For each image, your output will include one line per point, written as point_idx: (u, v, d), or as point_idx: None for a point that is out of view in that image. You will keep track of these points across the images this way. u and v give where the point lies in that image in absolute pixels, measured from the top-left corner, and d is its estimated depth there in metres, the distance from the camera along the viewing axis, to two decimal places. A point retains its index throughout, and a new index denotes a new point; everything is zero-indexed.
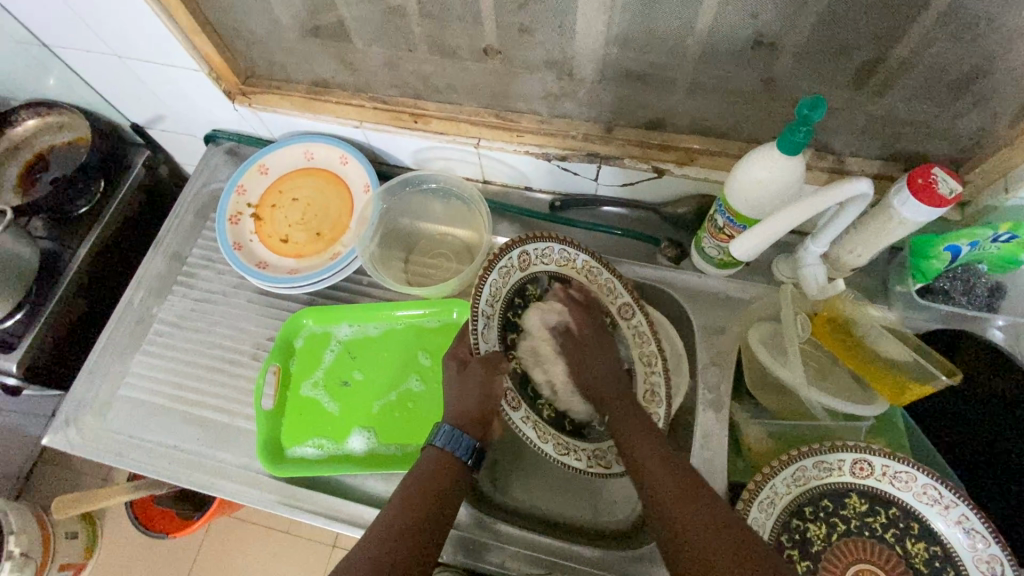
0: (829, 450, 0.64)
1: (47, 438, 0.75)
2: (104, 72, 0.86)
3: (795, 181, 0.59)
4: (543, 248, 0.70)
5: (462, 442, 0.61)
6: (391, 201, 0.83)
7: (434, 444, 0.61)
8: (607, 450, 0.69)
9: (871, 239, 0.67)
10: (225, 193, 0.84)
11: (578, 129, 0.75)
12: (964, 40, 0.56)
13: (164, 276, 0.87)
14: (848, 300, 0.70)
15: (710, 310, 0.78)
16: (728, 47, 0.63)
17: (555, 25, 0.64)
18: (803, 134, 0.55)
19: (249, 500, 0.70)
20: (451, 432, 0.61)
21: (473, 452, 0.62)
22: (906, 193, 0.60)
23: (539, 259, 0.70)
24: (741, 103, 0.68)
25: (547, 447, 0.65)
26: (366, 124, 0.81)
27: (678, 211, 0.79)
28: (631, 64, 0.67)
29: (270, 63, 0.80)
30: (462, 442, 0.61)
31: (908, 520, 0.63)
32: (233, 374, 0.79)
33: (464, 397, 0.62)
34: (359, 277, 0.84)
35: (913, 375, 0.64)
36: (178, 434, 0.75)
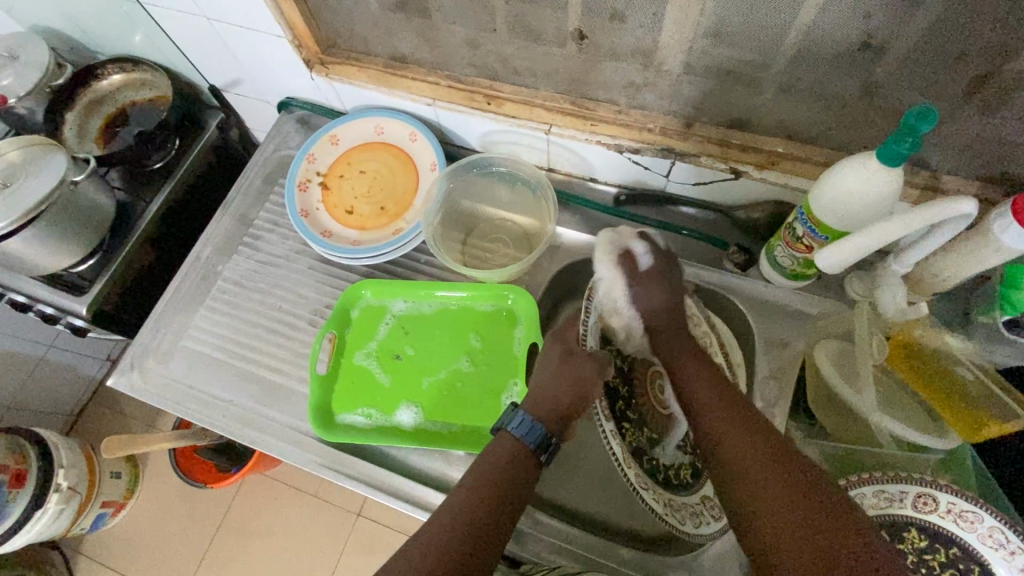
0: (891, 480, 0.61)
1: (112, 380, 0.79)
2: (192, 33, 0.88)
3: (890, 193, 0.56)
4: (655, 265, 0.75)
5: (533, 432, 0.59)
6: (456, 181, 0.83)
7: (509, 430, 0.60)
8: (686, 505, 0.68)
9: (961, 262, 0.63)
10: (296, 159, 0.86)
11: (655, 122, 0.74)
12: None
13: (231, 236, 0.89)
14: (925, 325, 0.67)
15: (774, 321, 0.76)
16: (830, 47, 0.59)
17: (648, 12, 0.62)
18: (909, 144, 0.51)
19: (296, 461, 0.72)
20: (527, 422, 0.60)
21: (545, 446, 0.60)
22: (1010, 217, 0.56)
23: None
24: (835, 108, 0.65)
25: (631, 475, 0.65)
26: (440, 102, 0.81)
27: (751, 215, 0.76)
28: (722, 58, 0.65)
29: (351, 34, 0.81)
30: (537, 432, 0.60)
31: (969, 562, 0.60)
32: (289, 337, 0.80)
33: (558, 385, 0.63)
34: (418, 254, 0.85)
35: (992, 414, 0.62)
36: (234, 390, 0.77)
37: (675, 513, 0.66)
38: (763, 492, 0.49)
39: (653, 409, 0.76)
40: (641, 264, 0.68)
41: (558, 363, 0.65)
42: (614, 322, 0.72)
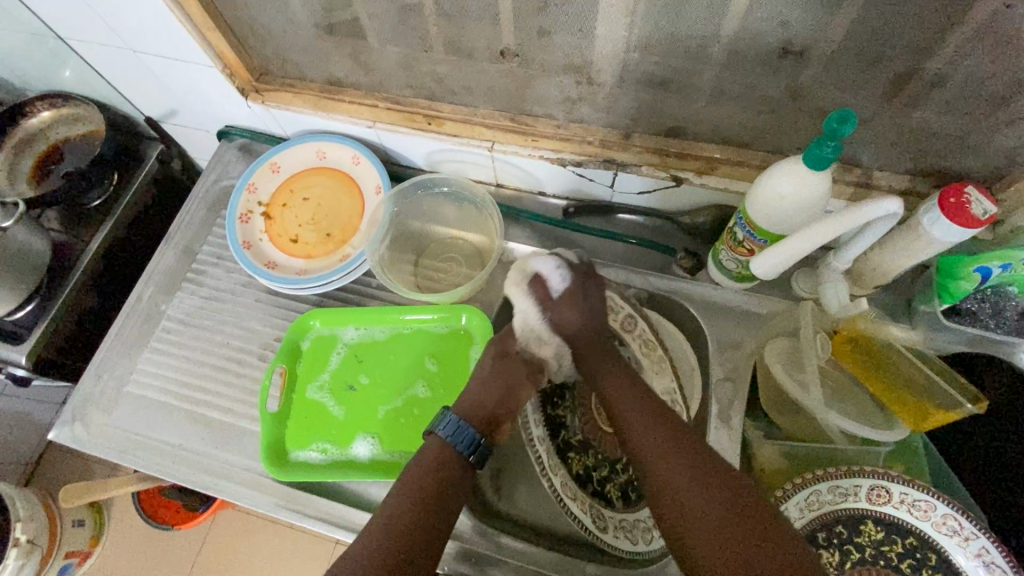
0: (844, 475, 0.62)
1: (52, 433, 0.75)
2: (119, 66, 0.85)
3: (820, 194, 0.57)
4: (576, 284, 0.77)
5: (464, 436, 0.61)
6: (403, 203, 0.82)
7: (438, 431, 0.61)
8: (637, 523, 0.69)
9: (897, 256, 0.64)
10: (236, 190, 0.83)
11: (594, 134, 0.74)
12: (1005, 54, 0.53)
13: (173, 272, 0.86)
14: (869, 319, 0.67)
15: (725, 324, 0.76)
16: (753, 55, 0.60)
17: (575, 28, 0.62)
18: (830, 149, 0.53)
19: (251, 503, 0.70)
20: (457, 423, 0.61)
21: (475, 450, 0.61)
22: (936, 210, 0.58)
23: None
24: (765, 113, 0.66)
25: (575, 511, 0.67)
26: (380, 123, 0.79)
27: (695, 220, 0.77)
28: (652, 69, 0.65)
29: (284, 60, 0.79)
30: (466, 434, 0.61)
31: (925, 550, 0.61)
32: (239, 374, 0.78)
33: (483, 401, 0.65)
34: (368, 279, 0.83)
35: (934, 402, 0.62)
36: (183, 434, 0.74)
37: (619, 530, 0.68)
38: (697, 504, 0.50)
39: (595, 424, 0.75)
40: (552, 287, 0.69)
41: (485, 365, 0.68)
42: (542, 353, 0.71)
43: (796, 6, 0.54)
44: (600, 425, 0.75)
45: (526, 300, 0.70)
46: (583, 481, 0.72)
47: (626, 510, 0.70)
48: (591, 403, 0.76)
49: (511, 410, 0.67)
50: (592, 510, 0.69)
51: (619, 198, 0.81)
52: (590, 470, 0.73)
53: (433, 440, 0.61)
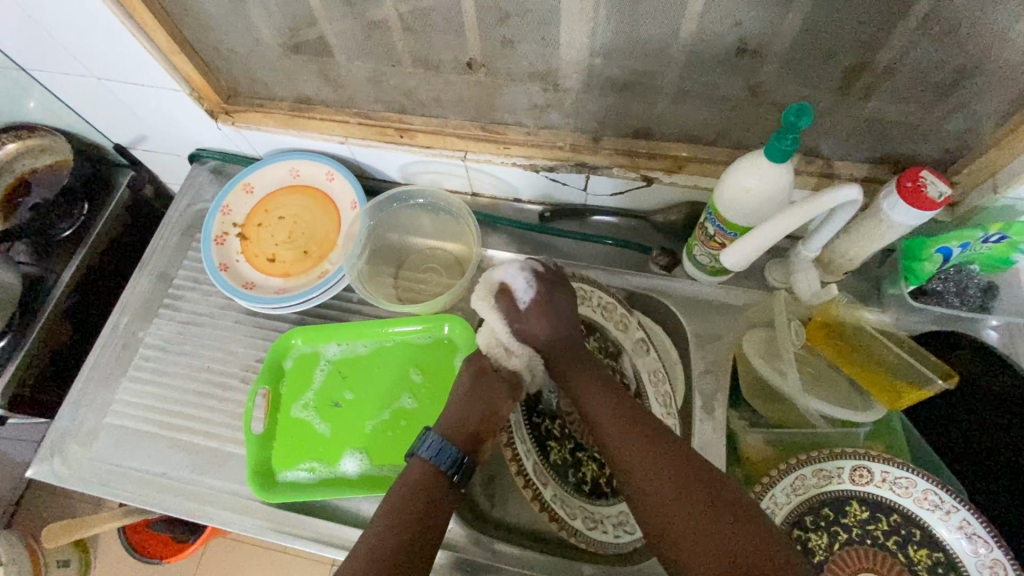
0: (827, 458, 0.63)
1: (30, 470, 0.74)
2: (84, 94, 0.85)
3: (785, 187, 0.59)
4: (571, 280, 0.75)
5: (444, 452, 0.60)
6: (379, 217, 0.82)
7: (421, 454, 0.61)
8: (606, 518, 0.68)
9: (863, 241, 0.66)
10: (210, 213, 0.83)
11: (564, 139, 0.75)
12: (948, 42, 0.55)
13: (149, 300, 0.85)
14: (842, 303, 0.69)
15: (704, 317, 0.78)
16: (712, 54, 0.62)
17: (538, 37, 0.64)
18: (790, 142, 0.54)
19: (240, 528, 0.69)
20: (438, 444, 0.61)
21: (458, 465, 0.60)
22: (895, 196, 0.60)
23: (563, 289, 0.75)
24: (728, 110, 0.68)
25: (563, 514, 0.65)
26: (352, 139, 0.80)
27: (668, 218, 0.79)
28: (616, 73, 0.67)
29: (252, 81, 0.79)
30: (447, 453, 0.60)
31: (910, 526, 0.62)
32: (222, 397, 0.77)
33: (470, 407, 0.64)
34: (349, 294, 0.83)
35: (903, 376, 0.65)
36: (166, 462, 0.73)
37: (585, 520, 0.66)
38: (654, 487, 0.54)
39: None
40: (520, 299, 0.66)
41: (467, 382, 0.65)
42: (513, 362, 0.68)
43: (747, 7, 0.56)
44: None
45: (491, 314, 0.67)
46: (559, 472, 0.69)
47: (592, 504, 0.69)
48: None
49: (496, 420, 0.64)
50: (561, 499, 0.67)
51: (593, 201, 0.82)
52: (569, 462, 0.71)
53: (416, 463, 0.61)
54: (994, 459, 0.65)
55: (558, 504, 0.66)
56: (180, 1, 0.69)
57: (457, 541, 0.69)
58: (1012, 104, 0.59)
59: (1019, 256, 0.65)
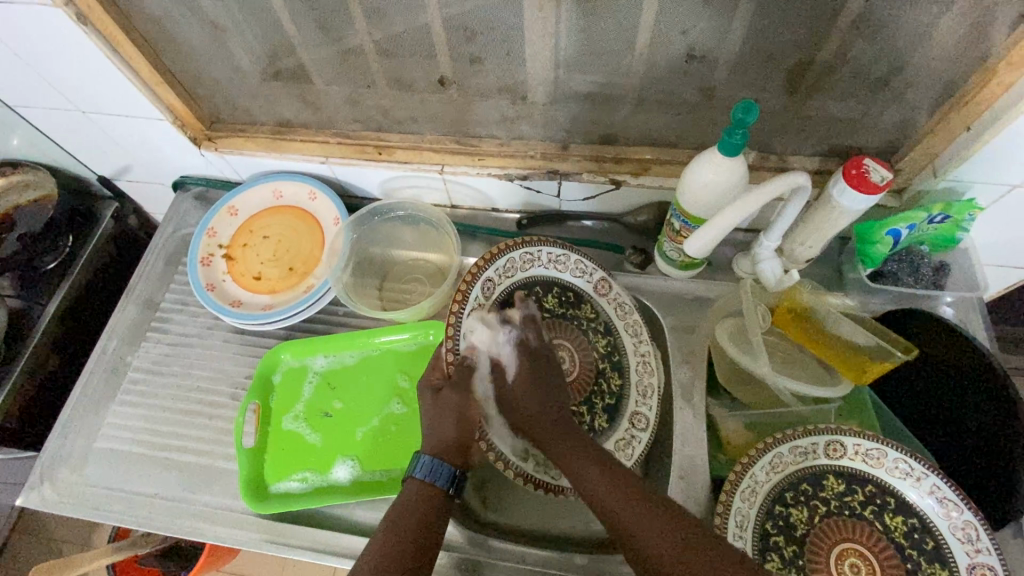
0: (802, 434, 0.66)
1: (20, 499, 0.73)
2: (69, 128, 0.87)
3: (740, 176, 0.63)
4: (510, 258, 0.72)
5: (442, 473, 0.61)
6: (361, 231, 0.85)
7: (415, 476, 0.61)
8: None
9: (820, 231, 0.70)
10: (196, 235, 0.85)
11: (535, 148, 0.79)
12: (874, 39, 0.61)
13: (137, 325, 0.86)
14: (806, 290, 0.73)
15: (678, 310, 0.81)
16: (665, 61, 0.67)
17: (503, 52, 0.68)
18: (740, 135, 0.59)
19: (234, 542, 0.69)
20: (432, 463, 0.61)
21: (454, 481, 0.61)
22: (843, 182, 0.64)
23: (502, 277, 0.71)
24: (684, 112, 0.73)
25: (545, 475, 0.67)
26: (332, 159, 0.83)
27: (639, 219, 0.82)
28: (579, 83, 0.71)
29: (234, 107, 0.83)
30: (444, 473, 0.61)
31: (885, 495, 0.65)
32: (213, 415, 0.78)
33: (440, 423, 0.63)
34: (335, 308, 0.85)
35: (871, 356, 0.69)
36: (158, 482, 0.73)
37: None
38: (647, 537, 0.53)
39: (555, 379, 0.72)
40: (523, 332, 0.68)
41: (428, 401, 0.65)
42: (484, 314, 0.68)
43: (692, 16, 0.62)
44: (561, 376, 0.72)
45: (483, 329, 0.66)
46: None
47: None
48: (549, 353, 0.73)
49: (472, 422, 0.63)
50: (546, 463, 0.68)
51: (567, 207, 0.86)
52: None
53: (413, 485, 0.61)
54: (956, 424, 0.69)
55: (542, 469, 0.67)
56: (163, 34, 0.73)
57: (451, 541, 0.70)
58: (938, 94, 0.65)
59: (963, 234, 0.70)
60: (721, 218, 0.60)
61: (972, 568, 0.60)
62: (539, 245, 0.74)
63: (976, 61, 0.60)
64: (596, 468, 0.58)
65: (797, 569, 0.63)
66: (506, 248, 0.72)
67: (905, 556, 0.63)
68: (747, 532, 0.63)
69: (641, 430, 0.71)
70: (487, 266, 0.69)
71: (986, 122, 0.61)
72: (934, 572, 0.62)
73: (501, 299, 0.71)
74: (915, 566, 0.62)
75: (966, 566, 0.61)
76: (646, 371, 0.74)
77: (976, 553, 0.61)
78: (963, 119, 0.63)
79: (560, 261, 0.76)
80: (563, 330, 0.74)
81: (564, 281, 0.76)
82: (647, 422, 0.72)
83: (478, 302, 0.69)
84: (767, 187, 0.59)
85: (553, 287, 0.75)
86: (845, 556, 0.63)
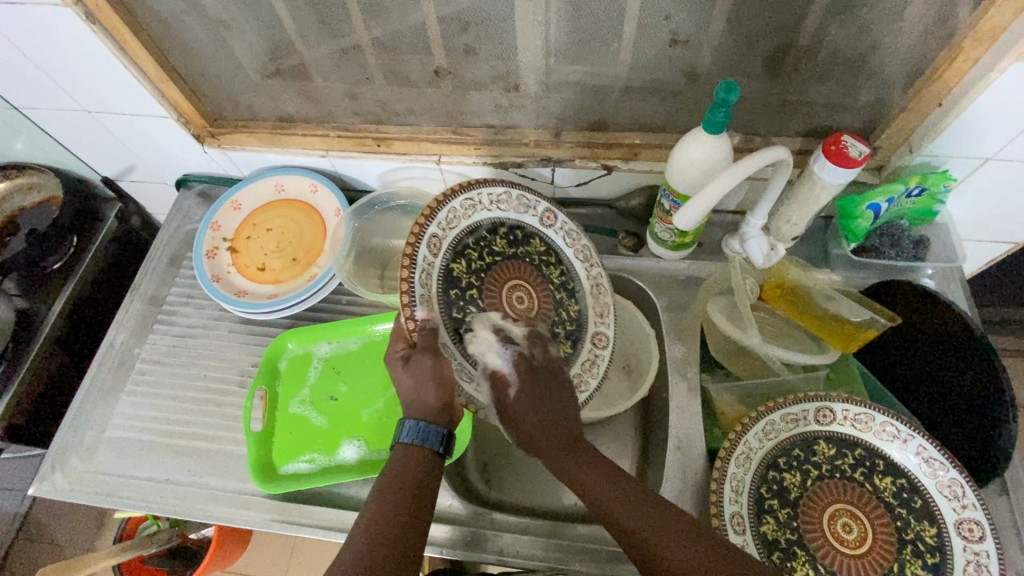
0: (793, 402, 0.69)
1: (32, 488, 0.75)
2: (74, 128, 0.90)
3: (725, 154, 0.66)
4: (456, 203, 0.69)
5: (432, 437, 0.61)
6: (362, 222, 0.87)
7: (402, 441, 0.60)
8: None
9: (805, 207, 0.72)
10: (200, 229, 0.88)
11: (528, 136, 0.82)
12: (847, 21, 0.65)
13: (143, 318, 0.88)
14: (793, 267, 0.77)
15: (671, 290, 0.84)
16: (650, 46, 0.70)
17: (496, 41, 0.71)
18: (723, 113, 0.62)
19: (245, 522, 0.71)
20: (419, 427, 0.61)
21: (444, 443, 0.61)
22: (823, 159, 0.67)
23: (448, 230, 0.68)
24: (671, 97, 0.76)
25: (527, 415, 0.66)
26: (332, 151, 0.85)
27: (630, 203, 0.85)
28: (568, 71, 0.74)
29: (236, 103, 0.86)
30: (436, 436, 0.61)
31: (874, 458, 0.67)
32: (220, 402, 0.80)
33: (422, 389, 0.61)
34: (338, 297, 0.87)
35: (851, 319, 0.72)
36: (169, 468, 0.75)
37: None
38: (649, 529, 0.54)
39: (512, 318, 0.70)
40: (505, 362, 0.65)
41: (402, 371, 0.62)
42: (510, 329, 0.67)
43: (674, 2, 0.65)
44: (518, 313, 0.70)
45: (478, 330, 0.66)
46: None
47: None
48: (501, 291, 0.70)
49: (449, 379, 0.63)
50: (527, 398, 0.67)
51: (560, 194, 0.88)
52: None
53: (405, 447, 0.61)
54: (942, 389, 0.71)
55: None
56: (167, 33, 0.76)
57: (457, 516, 0.72)
58: (910, 73, 0.68)
59: (941, 206, 0.73)
60: (708, 191, 0.63)
61: (959, 524, 0.63)
62: (478, 188, 0.71)
63: (944, 39, 0.64)
64: (669, 525, 0.54)
65: (792, 531, 0.65)
66: (448, 198, 0.67)
67: (895, 515, 0.65)
68: (743, 497, 0.66)
69: (602, 347, 0.76)
70: (426, 227, 0.64)
71: (955, 97, 0.64)
72: (923, 529, 0.64)
73: (449, 255, 0.68)
74: (905, 524, 0.64)
75: (954, 521, 0.63)
76: (600, 293, 0.78)
77: (963, 509, 0.63)
78: (934, 95, 0.66)
79: (502, 201, 0.73)
80: (513, 265, 0.72)
81: (511, 218, 0.74)
82: (607, 340, 0.77)
83: (427, 264, 0.65)
84: (751, 160, 0.62)
85: (499, 227, 0.72)
86: (837, 517, 0.65)
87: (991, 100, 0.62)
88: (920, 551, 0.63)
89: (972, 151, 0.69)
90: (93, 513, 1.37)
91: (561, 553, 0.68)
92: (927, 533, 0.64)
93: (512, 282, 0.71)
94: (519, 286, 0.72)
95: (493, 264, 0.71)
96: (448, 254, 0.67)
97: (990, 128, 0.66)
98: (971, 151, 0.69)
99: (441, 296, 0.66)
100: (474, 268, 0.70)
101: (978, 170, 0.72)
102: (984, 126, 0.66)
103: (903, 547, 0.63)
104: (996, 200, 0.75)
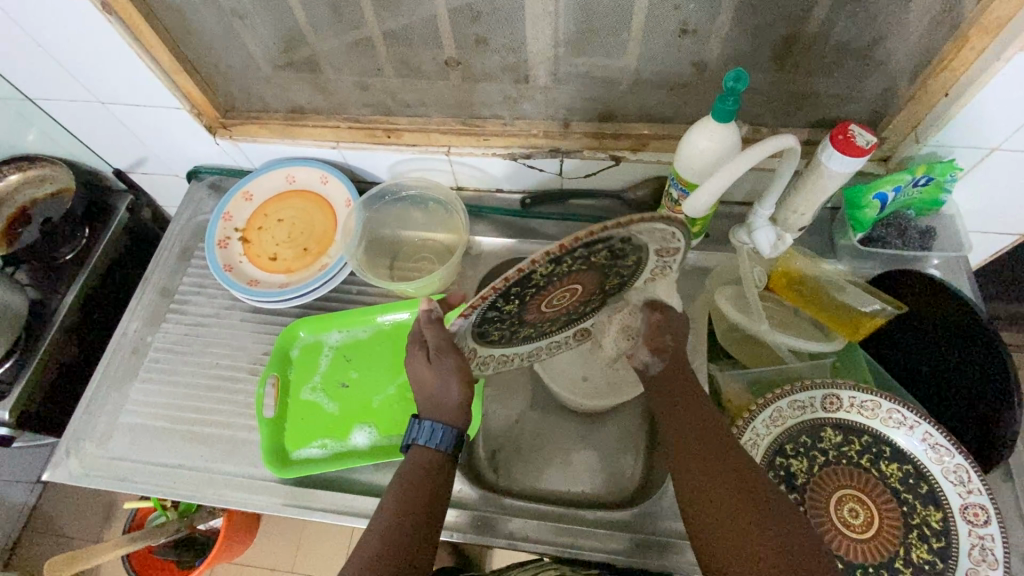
0: (800, 389, 0.69)
1: (48, 473, 0.76)
2: (87, 119, 0.91)
3: (734, 143, 0.67)
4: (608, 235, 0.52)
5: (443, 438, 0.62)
6: (372, 212, 0.88)
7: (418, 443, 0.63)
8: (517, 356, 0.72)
9: (813, 197, 0.72)
10: (212, 219, 0.89)
11: (537, 127, 0.82)
12: (856, 12, 0.65)
13: (155, 308, 0.89)
14: (801, 257, 0.77)
15: (678, 281, 0.85)
16: (659, 37, 0.71)
17: (506, 32, 0.72)
18: (732, 102, 0.63)
19: (257, 507, 0.72)
20: (432, 428, 0.62)
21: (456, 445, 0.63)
22: (831, 148, 0.67)
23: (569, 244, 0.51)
24: (679, 88, 0.77)
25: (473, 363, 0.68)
26: (343, 142, 0.87)
27: (638, 193, 0.86)
28: (578, 62, 0.75)
29: (247, 94, 0.86)
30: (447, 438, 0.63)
31: (879, 444, 0.68)
32: (232, 390, 0.81)
33: (445, 384, 0.63)
34: (347, 287, 0.88)
35: (858, 308, 0.73)
36: (182, 454, 0.76)
37: (494, 364, 0.71)
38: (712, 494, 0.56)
39: (538, 307, 0.62)
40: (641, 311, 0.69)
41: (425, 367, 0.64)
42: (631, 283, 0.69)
43: None
44: (545, 307, 0.62)
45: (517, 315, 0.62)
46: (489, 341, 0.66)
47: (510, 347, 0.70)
48: (555, 291, 0.60)
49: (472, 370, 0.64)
50: (479, 358, 0.68)
51: (568, 184, 0.89)
52: (505, 337, 0.66)
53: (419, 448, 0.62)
54: (948, 376, 0.72)
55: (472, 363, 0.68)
56: (181, 24, 0.77)
57: (469, 502, 0.73)
58: (918, 63, 0.68)
59: (947, 196, 0.74)
60: (715, 178, 0.64)
61: (964, 508, 0.63)
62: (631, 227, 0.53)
63: (952, 29, 0.64)
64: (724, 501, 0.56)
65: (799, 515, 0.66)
66: (604, 230, 0.50)
67: (900, 499, 0.66)
68: None
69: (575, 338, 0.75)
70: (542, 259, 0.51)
71: (962, 87, 0.65)
72: (929, 513, 0.65)
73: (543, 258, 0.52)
74: (911, 508, 0.65)
75: (959, 506, 0.64)
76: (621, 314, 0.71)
77: (968, 494, 0.64)
78: (942, 84, 0.67)
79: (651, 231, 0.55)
80: (589, 275, 0.59)
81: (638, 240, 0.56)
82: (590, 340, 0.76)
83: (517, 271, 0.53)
84: (760, 147, 0.63)
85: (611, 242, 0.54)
86: (843, 502, 0.66)
87: (998, 89, 0.63)
88: (925, 535, 0.64)
89: (979, 141, 0.70)
90: (102, 504, 1.39)
91: (571, 536, 0.69)
92: (932, 518, 0.64)
93: (576, 286, 0.60)
94: (579, 288, 0.61)
95: (575, 272, 0.57)
96: (538, 266, 0.53)
97: (998, 117, 0.66)
98: (978, 141, 0.70)
99: (499, 292, 0.56)
100: (555, 273, 0.56)
101: (985, 160, 0.72)
102: (991, 116, 0.66)
103: (908, 531, 0.64)
104: (1003, 190, 0.76)
